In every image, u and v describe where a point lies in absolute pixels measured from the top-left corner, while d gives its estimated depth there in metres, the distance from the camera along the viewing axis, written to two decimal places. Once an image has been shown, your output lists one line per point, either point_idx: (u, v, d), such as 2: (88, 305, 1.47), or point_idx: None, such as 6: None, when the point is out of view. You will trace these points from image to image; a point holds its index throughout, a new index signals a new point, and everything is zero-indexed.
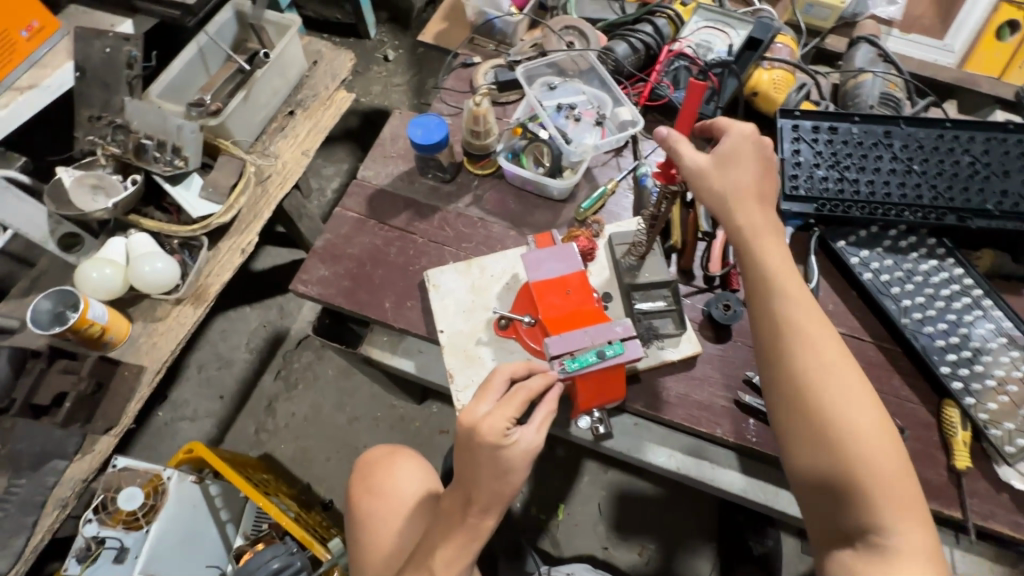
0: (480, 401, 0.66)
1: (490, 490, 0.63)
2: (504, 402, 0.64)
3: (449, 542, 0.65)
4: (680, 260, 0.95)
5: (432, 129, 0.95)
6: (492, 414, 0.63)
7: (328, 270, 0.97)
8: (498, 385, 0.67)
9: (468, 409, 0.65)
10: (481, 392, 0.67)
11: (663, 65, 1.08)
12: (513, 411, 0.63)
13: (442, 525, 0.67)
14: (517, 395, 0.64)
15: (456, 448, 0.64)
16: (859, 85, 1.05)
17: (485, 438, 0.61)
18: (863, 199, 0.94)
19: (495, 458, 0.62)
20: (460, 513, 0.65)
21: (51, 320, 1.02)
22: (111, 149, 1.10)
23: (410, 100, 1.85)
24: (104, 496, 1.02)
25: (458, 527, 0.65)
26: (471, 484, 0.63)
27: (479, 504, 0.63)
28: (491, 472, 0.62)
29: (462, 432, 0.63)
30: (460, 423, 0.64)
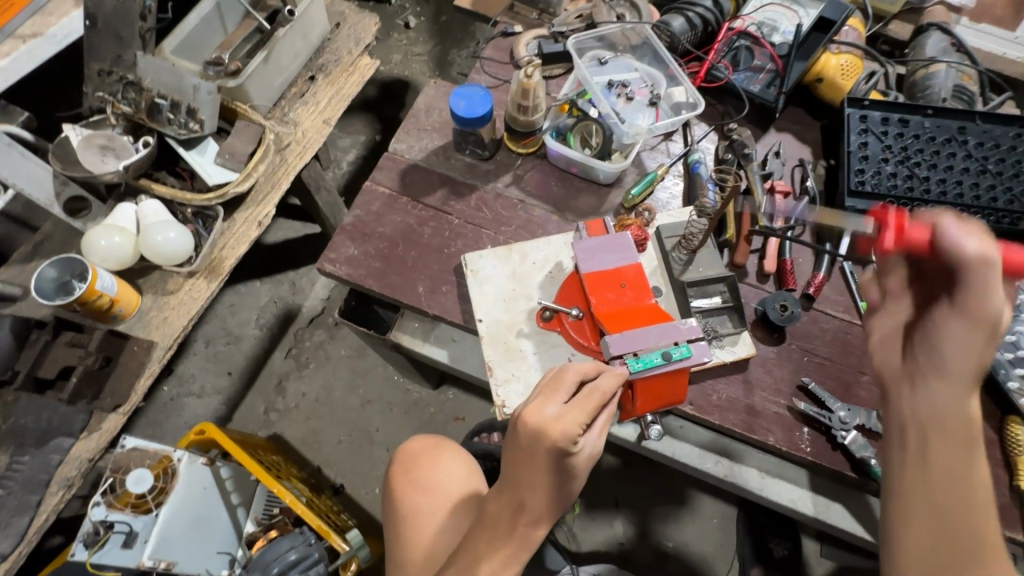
0: (545, 401, 0.59)
1: (547, 498, 0.58)
2: (576, 405, 0.59)
3: (494, 551, 0.59)
4: (734, 255, 0.89)
5: (475, 102, 0.87)
6: (562, 417, 0.57)
7: (357, 250, 0.90)
8: (569, 383, 0.62)
9: (533, 408, 0.58)
10: (548, 389, 0.61)
11: (723, 44, 1.01)
12: (586, 416, 0.58)
13: (484, 531, 0.60)
14: (589, 400, 0.59)
15: (513, 448, 0.58)
16: (931, 75, 0.99)
17: (555, 444, 0.56)
18: (933, 199, 0.88)
19: (561, 465, 0.57)
20: (506, 524, 0.59)
21: (56, 290, 0.96)
22: (121, 107, 1.03)
23: (433, 70, 1.75)
24: (111, 477, 0.95)
25: (504, 536, 0.59)
26: (522, 490, 0.57)
27: (532, 514, 0.58)
28: (554, 480, 0.57)
29: (526, 433, 0.57)
30: (525, 422, 0.57)
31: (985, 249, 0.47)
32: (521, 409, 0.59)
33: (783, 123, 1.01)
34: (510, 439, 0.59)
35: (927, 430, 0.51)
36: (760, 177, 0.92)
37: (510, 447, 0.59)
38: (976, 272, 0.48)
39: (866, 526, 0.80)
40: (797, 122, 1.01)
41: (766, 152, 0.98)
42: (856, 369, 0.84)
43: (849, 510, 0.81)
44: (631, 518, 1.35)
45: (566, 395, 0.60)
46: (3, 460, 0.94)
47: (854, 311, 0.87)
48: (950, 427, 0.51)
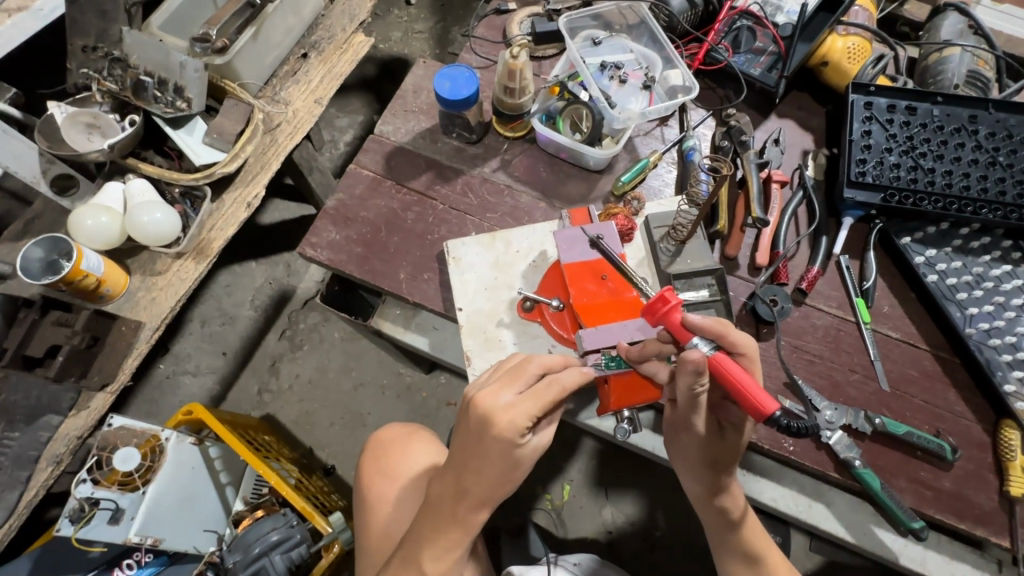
0: (501, 387, 0.58)
1: (491, 488, 0.57)
2: (531, 395, 0.57)
3: (436, 535, 0.59)
4: (725, 246, 0.86)
5: (460, 83, 0.85)
6: (514, 406, 0.56)
7: (339, 234, 0.89)
8: (530, 373, 0.60)
9: (488, 392, 0.57)
10: (507, 376, 0.60)
11: (723, 24, 0.96)
12: (539, 408, 0.57)
13: (430, 512, 0.60)
14: (546, 393, 0.58)
15: (463, 431, 0.58)
16: (945, 60, 0.94)
17: (502, 432, 0.55)
18: (937, 192, 0.84)
19: (508, 455, 0.56)
20: (449, 507, 0.59)
21: (43, 269, 0.96)
22: (106, 85, 1.01)
23: (432, 48, 1.71)
24: (98, 456, 0.95)
25: (447, 518, 0.59)
26: (466, 474, 0.57)
27: (474, 498, 0.57)
28: (500, 470, 0.57)
29: (476, 416, 0.56)
30: (477, 406, 0.57)
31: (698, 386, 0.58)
32: (475, 393, 0.58)
33: (785, 108, 0.96)
34: (461, 422, 0.58)
35: (682, 470, 0.74)
36: (756, 166, 0.88)
37: (461, 430, 0.58)
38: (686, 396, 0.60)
39: (845, 524, 0.80)
40: (799, 107, 0.96)
41: (765, 139, 0.94)
42: (846, 367, 0.82)
43: (828, 509, 0.81)
44: (620, 508, 1.35)
45: (523, 384, 0.59)
46: None
47: (848, 307, 0.84)
48: (693, 474, 0.72)
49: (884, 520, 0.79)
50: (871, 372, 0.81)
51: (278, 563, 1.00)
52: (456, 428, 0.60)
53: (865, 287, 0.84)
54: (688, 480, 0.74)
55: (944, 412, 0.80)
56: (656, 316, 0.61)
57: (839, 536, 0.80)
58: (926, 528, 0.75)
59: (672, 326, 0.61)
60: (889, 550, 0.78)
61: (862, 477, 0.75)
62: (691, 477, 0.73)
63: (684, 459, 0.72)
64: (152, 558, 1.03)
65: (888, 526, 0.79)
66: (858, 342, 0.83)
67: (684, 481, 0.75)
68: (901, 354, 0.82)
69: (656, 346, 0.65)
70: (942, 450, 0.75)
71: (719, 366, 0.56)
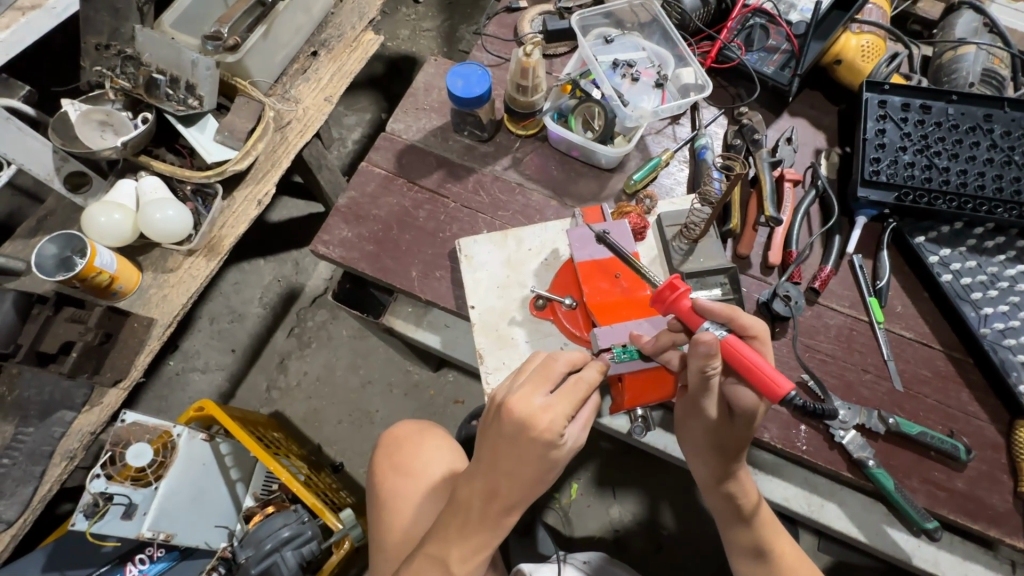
0: (533, 389, 0.58)
1: (526, 489, 0.58)
2: (563, 395, 0.58)
3: (467, 536, 0.59)
4: (737, 245, 0.86)
5: (473, 81, 0.85)
6: (551, 408, 0.57)
7: (351, 232, 0.89)
8: (557, 371, 0.60)
9: (520, 396, 0.57)
10: (536, 376, 0.60)
11: (736, 22, 0.96)
12: (573, 406, 0.58)
13: (458, 513, 0.60)
14: (576, 391, 0.59)
15: (495, 436, 0.57)
16: (959, 58, 0.93)
17: (541, 434, 0.56)
18: (952, 191, 0.83)
19: (545, 457, 0.56)
20: (479, 508, 0.59)
21: (57, 266, 0.97)
22: (120, 83, 1.02)
23: (441, 47, 1.71)
24: (111, 451, 0.96)
25: (478, 519, 0.59)
26: (499, 477, 0.57)
27: (505, 500, 0.58)
28: (537, 471, 0.57)
29: (512, 421, 0.56)
30: (511, 411, 0.56)
31: (710, 367, 0.58)
32: (508, 397, 0.57)
33: (797, 107, 0.96)
34: (493, 426, 0.58)
35: (691, 454, 0.74)
36: (769, 165, 0.88)
37: (493, 434, 0.58)
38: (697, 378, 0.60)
39: (857, 524, 0.80)
40: (812, 105, 0.96)
41: (777, 138, 0.93)
42: (859, 367, 0.82)
43: (841, 509, 0.81)
44: (627, 506, 1.35)
45: (553, 384, 0.59)
46: (9, 431, 0.96)
47: (860, 306, 0.84)
48: (703, 459, 0.72)
49: (896, 519, 0.79)
50: (884, 371, 0.81)
51: (289, 559, 1.01)
52: (484, 431, 0.60)
53: (878, 286, 0.84)
54: (697, 466, 0.74)
55: (957, 412, 0.79)
56: (666, 302, 0.63)
57: (852, 536, 0.79)
58: (939, 528, 0.75)
59: (683, 313, 0.62)
60: (901, 550, 0.78)
61: (875, 477, 0.75)
62: (700, 462, 0.73)
63: (694, 444, 0.72)
64: (164, 553, 1.04)
65: (901, 526, 0.79)
66: (871, 341, 0.83)
67: (692, 465, 0.75)
68: (915, 354, 0.82)
69: (669, 336, 0.65)
70: (955, 450, 0.75)
71: (731, 348, 0.57)
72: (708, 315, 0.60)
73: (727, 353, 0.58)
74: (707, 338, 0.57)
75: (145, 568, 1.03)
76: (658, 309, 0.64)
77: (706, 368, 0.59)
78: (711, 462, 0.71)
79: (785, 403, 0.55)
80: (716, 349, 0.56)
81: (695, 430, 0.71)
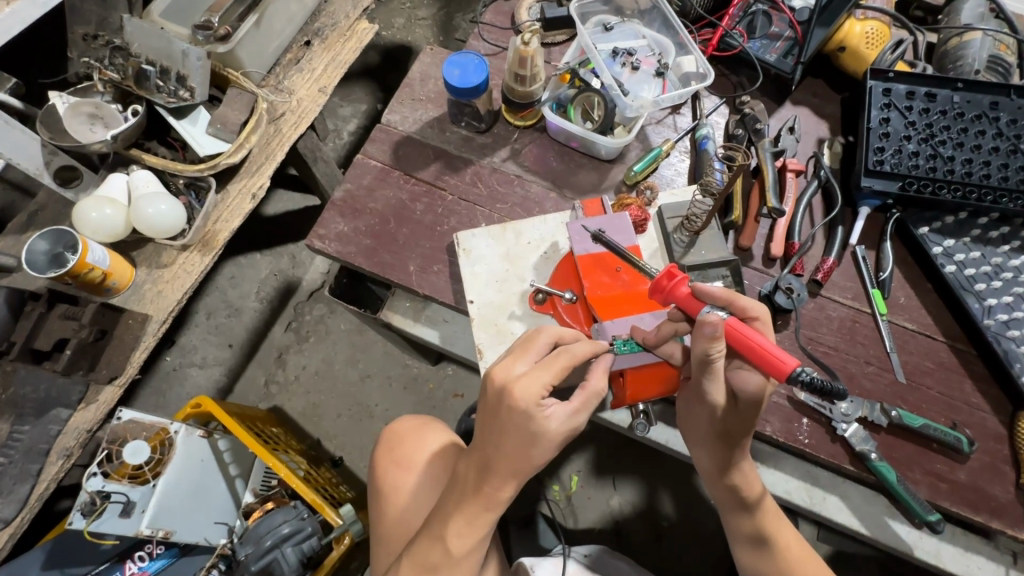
0: (515, 360, 0.60)
1: (512, 461, 0.57)
2: (544, 364, 0.58)
3: (461, 512, 0.58)
4: (739, 237, 0.85)
5: (470, 71, 0.83)
6: (527, 375, 0.57)
7: (347, 226, 0.88)
8: (541, 344, 0.61)
9: (502, 365, 0.59)
10: (520, 348, 0.61)
11: (738, 8, 0.94)
12: (555, 375, 0.58)
13: (455, 490, 0.60)
14: (559, 360, 0.59)
15: (481, 405, 0.59)
16: (965, 44, 0.92)
17: (516, 401, 0.56)
18: (957, 180, 0.82)
19: (528, 425, 0.56)
20: (473, 482, 0.58)
21: (48, 262, 0.95)
22: (108, 74, 0.99)
23: (437, 36, 1.68)
24: (107, 449, 0.95)
25: (471, 493, 0.58)
26: (483, 443, 0.57)
27: (497, 473, 0.57)
28: (518, 443, 0.56)
29: (492, 389, 0.58)
30: (492, 378, 0.58)
31: (714, 350, 0.58)
32: (491, 367, 0.59)
33: (800, 95, 0.94)
34: (480, 396, 0.60)
35: (694, 444, 0.74)
36: (772, 155, 0.86)
37: (481, 404, 0.59)
38: (700, 362, 0.60)
39: (859, 517, 0.80)
40: (814, 94, 0.94)
41: (780, 127, 0.92)
42: (862, 359, 0.81)
43: (843, 502, 0.80)
44: (628, 497, 1.35)
45: (537, 354, 0.60)
46: (3, 429, 0.95)
47: (863, 298, 0.83)
48: (705, 449, 0.71)
49: (898, 512, 0.79)
50: (887, 363, 0.81)
51: (290, 555, 1.01)
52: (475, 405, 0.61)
53: (881, 277, 0.83)
54: (700, 456, 0.73)
55: (960, 404, 0.79)
56: (665, 291, 0.62)
57: (854, 528, 0.79)
58: (941, 521, 0.75)
59: (683, 301, 0.61)
60: (904, 542, 0.78)
61: (878, 469, 0.74)
62: (703, 452, 0.72)
63: (697, 434, 0.72)
64: (163, 550, 1.04)
65: (903, 518, 0.79)
66: (873, 333, 0.82)
67: (696, 456, 0.75)
68: (918, 346, 0.82)
69: (671, 326, 0.65)
70: (957, 442, 0.74)
71: (734, 328, 0.57)
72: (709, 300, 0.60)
73: (731, 335, 0.57)
74: (713, 320, 0.56)
75: (145, 565, 1.03)
76: (657, 299, 0.63)
77: (711, 351, 0.58)
78: (716, 450, 0.70)
79: (794, 381, 0.55)
80: (721, 329, 0.56)
81: (699, 418, 0.70)
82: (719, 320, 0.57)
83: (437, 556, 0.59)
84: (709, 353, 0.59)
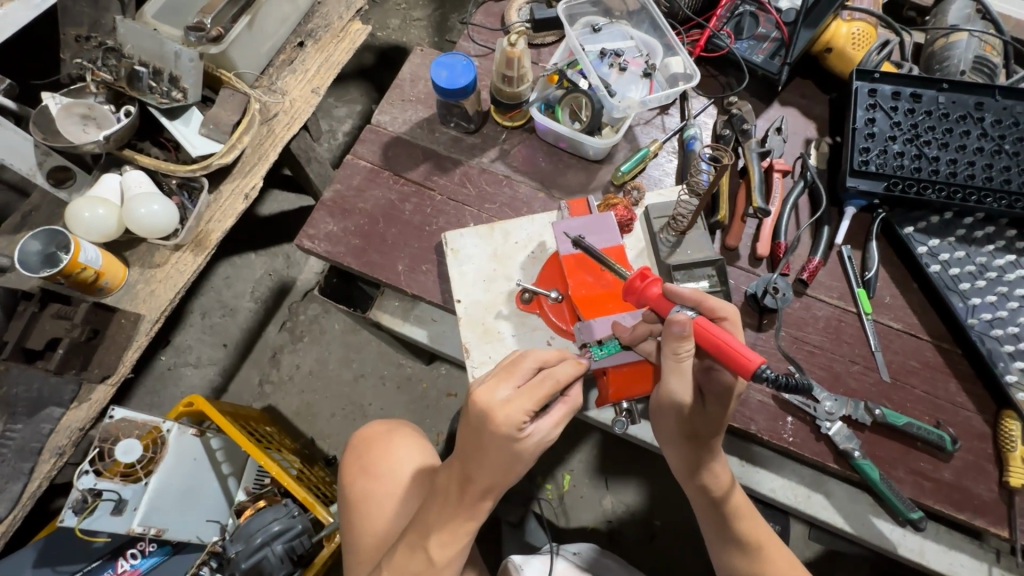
0: (497, 383, 0.54)
1: (497, 477, 0.54)
2: (528, 389, 0.53)
3: (443, 524, 0.56)
4: (725, 237, 0.85)
5: (458, 72, 0.83)
6: (511, 402, 0.52)
7: (337, 226, 0.88)
8: (525, 367, 0.56)
9: (484, 388, 0.53)
10: (503, 370, 0.56)
11: (726, 10, 0.94)
12: (536, 402, 0.53)
13: (435, 501, 0.58)
14: (542, 386, 0.54)
15: (463, 428, 0.54)
16: (951, 45, 0.92)
17: (499, 429, 0.52)
18: (941, 181, 0.83)
19: (509, 451, 0.53)
20: (455, 495, 0.56)
21: (42, 262, 0.95)
22: (101, 75, 1.00)
23: (431, 37, 1.69)
24: (100, 447, 0.96)
25: (454, 508, 0.56)
26: (470, 465, 0.54)
27: (481, 485, 0.54)
28: (500, 466, 0.53)
29: (472, 414, 0.53)
30: (473, 403, 0.53)
31: (682, 347, 0.59)
32: (472, 388, 0.54)
33: (787, 96, 0.95)
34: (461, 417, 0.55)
35: (663, 442, 0.74)
36: (758, 156, 0.87)
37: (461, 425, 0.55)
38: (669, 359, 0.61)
39: (844, 516, 0.80)
40: (802, 95, 0.95)
41: (767, 128, 0.92)
42: (847, 358, 0.81)
43: (828, 500, 0.81)
44: (620, 497, 1.36)
45: (521, 377, 0.55)
46: None
47: (849, 298, 0.84)
48: (676, 450, 0.72)
49: (883, 510, 0.80)
50: (872, 363, 0.81)
51: (279, 551, 1.02)
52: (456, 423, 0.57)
53: (866, 277, 0.84)
54: (670, 455, 0.74)
55: (945, 403, 0.79)
56: (636, 292, 0.64)
57: (839, 527, 0.80)
58: (924, 518, 0.75)
59: (652, 302, 0.63)
60: (888, 541, 0.78)
61: (862, 468, 0.75)
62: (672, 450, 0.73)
63: (664, 434, 0.72)
64: (155, 548, 1.04)
65: (887, 516, 0.80)
66: (859, 332, 0.82)
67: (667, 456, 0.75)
68: (903, 346, 0.82)
69: (646, 326, 0.66)
70: (937, 439, 0.75)
71: (703, 327, 0.57)
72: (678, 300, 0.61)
73: (697, 334, 0.58)
74: (677, 318, 0.58)
75: (137, 563, 1.03)
76: (630, 300, 0.65)
77: (677, 348, 0.60)
78: (683, 446, 0.71)
79: (758, 379, 0.54)
80: (685, 327, 0.57)
81: (665, 421, 0.70)
82: (683, 318, 0.58)
83: (418, 565, 0.57)
84: (677, 350, 0.60)
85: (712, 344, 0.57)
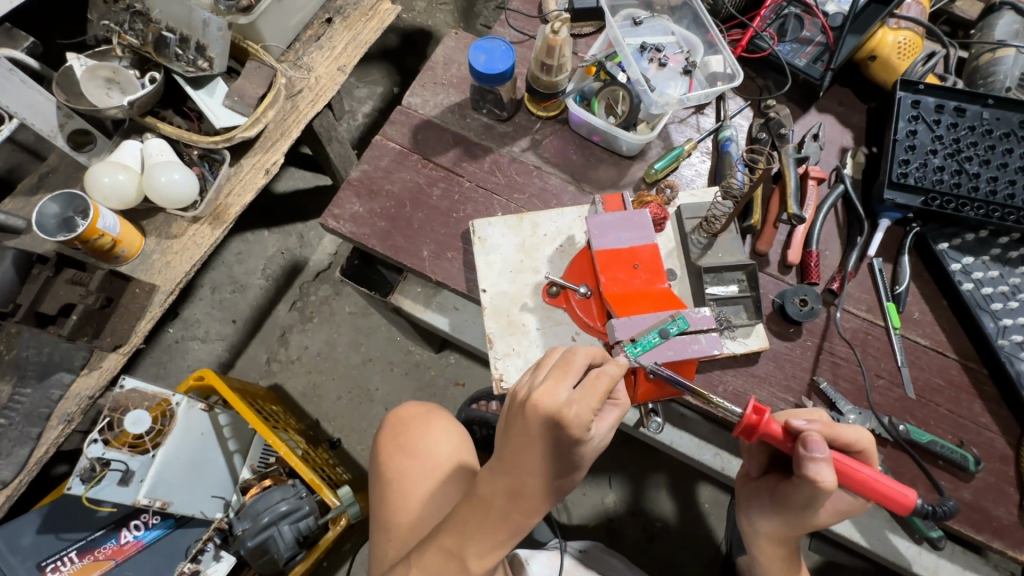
0: (556, 385, 0.52)
1: (547, 483, 0.52)
2: (587, 389, 0.52)
3: (482, 533, 0.53)
4: (756, 242, 0.84)
5: (496, 57, 0.82)
6: (576, 402, 0.51)
7: (363, 207, 0.87)
8: (579, 365, 0.54)
9: (545, 390, 0.51)
10: (557, 369, 0.54)
11: (770, 11, 0.93)
12: (598, 401, 0.52)
13: (474, 508, 0.54)
14: (600, 384, 0.53)
15: (518, 434, 0.51)
16: (997, 61, 0.91)
17: (566, 431, 0.50)
18: (980, 198, 0.81)
19: (570, 451, 0.51)
20: (501, 505, 0.52)
21: (59, 226, 0.94)
22: (127, 39, 0.98)
23: (457, 22, 1.67)
24: (109, 417, 0.93)
25: (498, 519, 0.52)
26: (524, 471, 0.51)
27: (531, 499, 0.52)
28: (559, 469, 0.52)
29: (537, 418, 0.50)
30: (536, 406, 0.50)
31: (827, 480, 0.55)
32: (531, 392, 0.51)
33: (825, 103, 0.93)
34: (517, 422, 0.52)
35: (751, 519, 0.72)
36: (795, 161, 0.85)
37: (516, 429, 0.52)
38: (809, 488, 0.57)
39: (859, 530, 0.81)
40: (840, 102, 0.93)
41: (803, 134, 0.91)
42: (872, 373, 0.80)
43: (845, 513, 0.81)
44: (623, 496, 1.35)
45: (575, 377, 0.53)
46: (5, 391, 0.95)
47: (877, 311, 0.83)
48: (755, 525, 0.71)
49: (898, 526, 0.81)
50: (897, 378, 0.80)
51: (286, 533, 1.03)
52: (504, 429, 0.53)
53: (897, 291, 0.82)
54: (744, 524, 0.73)
55: (968, 422, 0.78)
56: (753, 428, 0.58)
57: (855, 542, 0.80)
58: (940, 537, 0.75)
59: (770, 435, 0.58)
60: (902, 556, 0.79)
61: None
62: (762, 532, 0.70)
63: (764, 519, 0.69)
64: (159, 521, 1.06)
65: (903, 533, 0.80)
66: (885, 346, 0.81)
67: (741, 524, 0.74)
68: (929, 363, 0.81)
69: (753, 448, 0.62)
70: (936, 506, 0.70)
71: (842, 465, 0.55)
72: (801, 439, 0.57)
73: (838, 473, 0.56)
74: (818, 459, 0.55)
75: (141, 535, 1.05)
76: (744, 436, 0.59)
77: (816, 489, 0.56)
78: (783, 528, 0.67)
79: (909, 513, 0.53)
80: (827, 469, 0.55)
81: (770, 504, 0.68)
82: (823, 458, 0.55)
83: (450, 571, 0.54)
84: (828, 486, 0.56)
85: (858, 482, 0.55)
